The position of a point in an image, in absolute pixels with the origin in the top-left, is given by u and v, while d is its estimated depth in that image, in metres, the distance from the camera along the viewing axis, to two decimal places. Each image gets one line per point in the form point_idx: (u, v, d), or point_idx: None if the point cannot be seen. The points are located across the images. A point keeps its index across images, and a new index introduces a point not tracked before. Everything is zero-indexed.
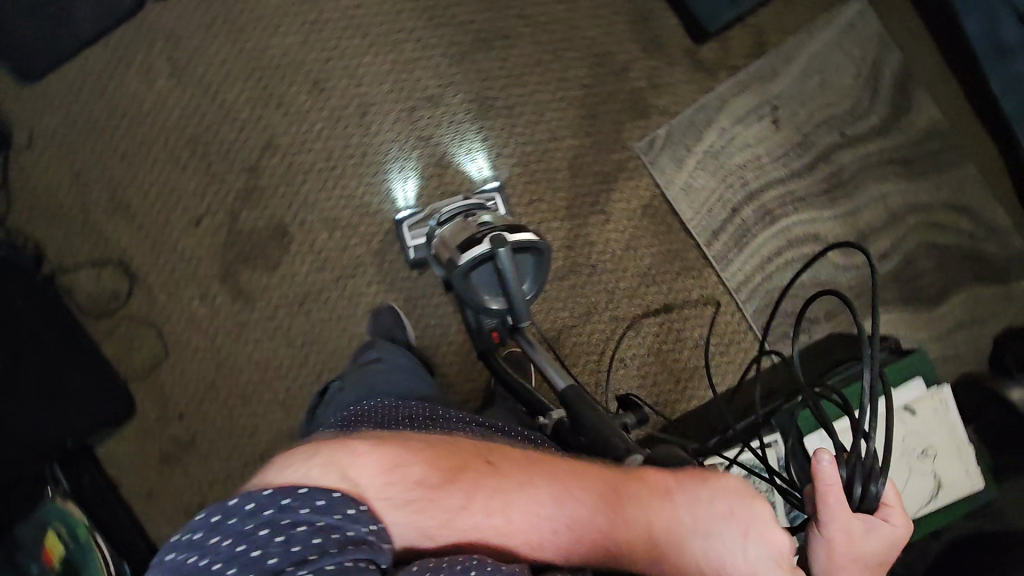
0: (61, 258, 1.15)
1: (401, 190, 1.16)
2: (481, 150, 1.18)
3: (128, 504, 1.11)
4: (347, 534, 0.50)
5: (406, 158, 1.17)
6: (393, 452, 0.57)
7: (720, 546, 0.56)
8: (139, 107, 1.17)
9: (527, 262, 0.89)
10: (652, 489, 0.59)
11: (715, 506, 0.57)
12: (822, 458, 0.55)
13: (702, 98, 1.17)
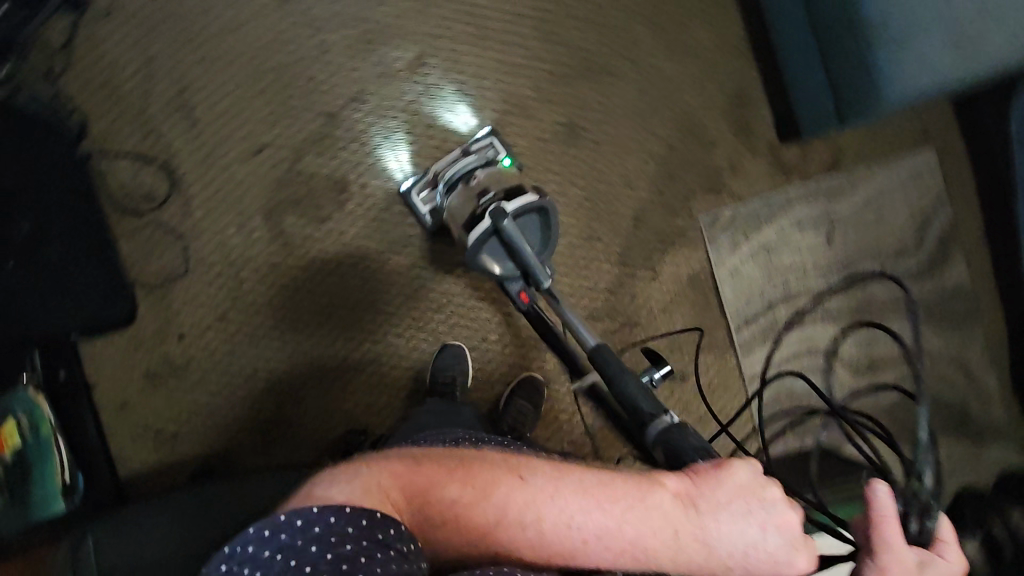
0: (104, 140, 1.08)
1: (393, 162, 1.13)
2: (460, 99, 1.15)
3: (98, 410, 1.05)
4: (391, 553, 0.46)
5: (387, 129, 1.14)
6: (426, 470, 0.54)
7: (739, 540, 0.56)
8: (232, 15, 1.11)
9: (533, 222, 0.91)
10: (675, 493, 0.56)
11: (730, 504, 0.57)
12: (880, 487, 0.58)
13: (773, 194, 1.22)
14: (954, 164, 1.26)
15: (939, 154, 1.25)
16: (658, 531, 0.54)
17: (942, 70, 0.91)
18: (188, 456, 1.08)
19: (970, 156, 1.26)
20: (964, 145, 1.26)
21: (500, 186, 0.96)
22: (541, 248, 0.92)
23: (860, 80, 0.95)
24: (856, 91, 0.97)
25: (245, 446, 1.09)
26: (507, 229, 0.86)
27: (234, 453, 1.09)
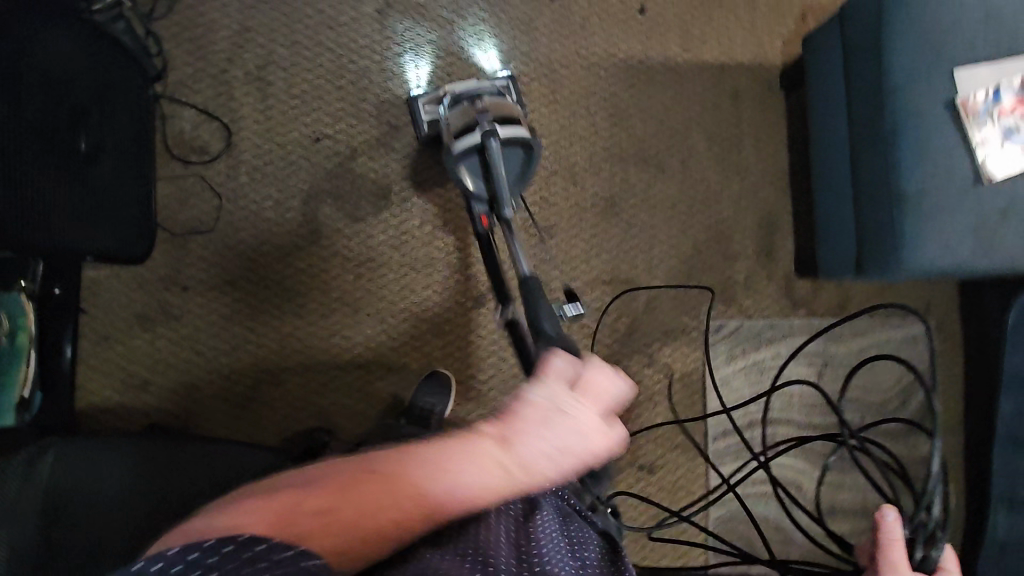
0: (178, 87, 1.11)
1: (412, 72, 1.17)
2: (489, 38, 1.21)
3: (81, 336, 1.05)
4: (263, 564, 0.41)
5: (412, 37, 1.18)
6: (274, 497, 0.48)
7: (568, 439, 0.57)
8: (333, 12, 1.16)
9: (515, 155, 0.97)
10: (496, 428, 0.56)
11: (542, 412, 0.57)
12: (890, 513, 0.77)
13: (779, 320, 1.27)
14: (949, 340, 1.32)
15: (936, 328, 1.31)
16: (497, 475, 0.54)
17: (965, 255, 0.96)
18: (150, 408, 1.06)
19: (965, 339, 1.31)
20: (962, 326, 1.32)
21: (501, 109, 0.98)
22: (514, 181, 0.99)
23: (885, 243, 1.00)
24: (878, 253, 1.01)
25: (210, 415, 1.07)
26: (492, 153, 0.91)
27: (196, 418, 1.07)
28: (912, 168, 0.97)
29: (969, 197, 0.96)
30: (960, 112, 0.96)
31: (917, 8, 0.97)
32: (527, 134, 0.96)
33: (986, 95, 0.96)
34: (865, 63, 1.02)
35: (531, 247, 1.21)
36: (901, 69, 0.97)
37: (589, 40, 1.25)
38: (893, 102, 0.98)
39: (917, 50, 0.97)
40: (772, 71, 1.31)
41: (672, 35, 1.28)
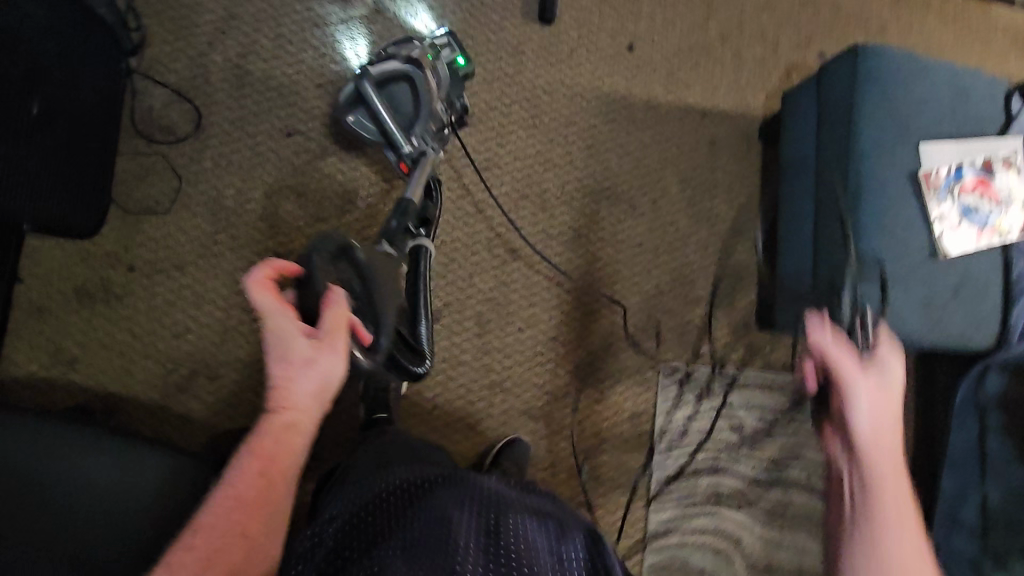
0: (153, 64, 1.10)
1: (352, 53, 1.16)
2: (422, 6, 1.19)
3: (13, 305, 1.01)
4: None
5: (344, 14, 1.16)
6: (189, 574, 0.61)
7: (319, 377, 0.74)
8: (321, 10, 1.15)
9: (402, 91, 1.03)
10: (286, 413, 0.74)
11: (304, 382, 0.73)
12: (824, 335, 0.81)
13: (735, 369, 1.26)
14: (900, 409, 1.31)
15: None
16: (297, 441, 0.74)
17: (910, 327, 0.97)
18: (76, 387, 1.01)
19: (916, 411, 1.31)
20: (915, 397, 1.31)
21: (395, 51, 1.05)
22: (410, 119, 1.04)
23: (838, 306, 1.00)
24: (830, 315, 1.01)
25: (137, 400, 1.03)
26: (365, 98, 1.00)
27: (122, 403, 1.02)
28: (870, 235, 0.97)
29: (921, 269, 0.97)
30: (922, 185, 0.98)
31: (887, 82, 1.00)
32: (401, 64, 1.01)
33: (947, 173, 0.99)
34: (835, 127, 1.04)
35: (493, 268, 1.19)
36: (867, 138, 0.99)
37: (576, 71, 1.26)
38: (857, 167, 0.99)
39: (884, 122, 0.99)
40: (752, 125, 1.33)
41: (658, 76, 1.30)
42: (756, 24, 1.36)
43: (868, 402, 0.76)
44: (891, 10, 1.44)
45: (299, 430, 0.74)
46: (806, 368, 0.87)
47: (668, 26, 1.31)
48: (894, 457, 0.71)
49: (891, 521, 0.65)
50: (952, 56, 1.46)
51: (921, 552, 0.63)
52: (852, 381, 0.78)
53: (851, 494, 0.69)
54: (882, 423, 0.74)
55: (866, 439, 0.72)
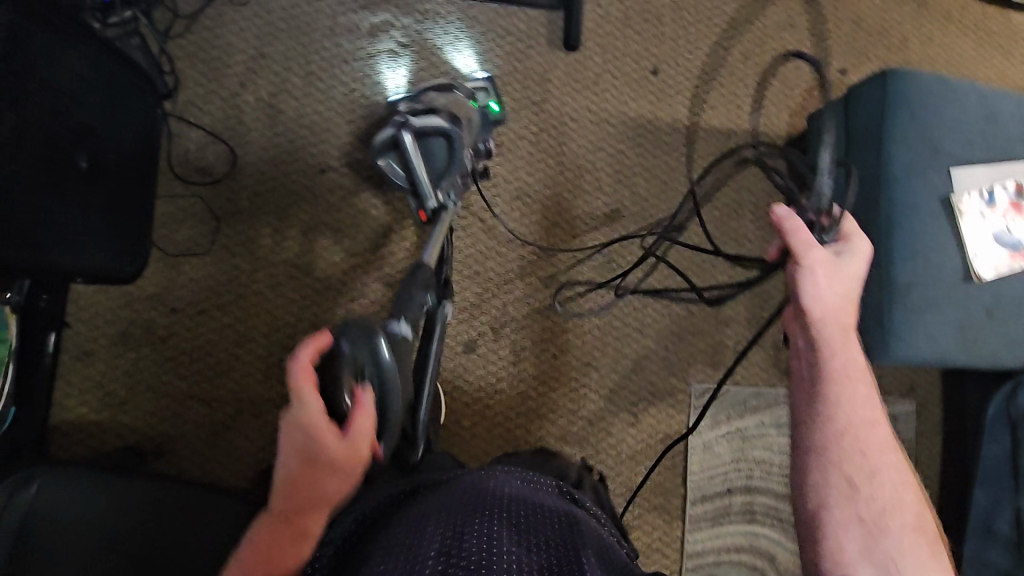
0: (188, 107, 1.11)
1: (391, 80, 1.17)
2: (462, 37, 1.21)
3: (62, 350, 1.03)
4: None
5: (373, 51, 1.17)
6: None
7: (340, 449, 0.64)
8: (350, 47, 1.17)
9: (438, 144, 0.96)
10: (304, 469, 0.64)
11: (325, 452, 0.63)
12: (782, 207, 0.85)
13: (765, 388, 1.27)
14: (929, 421, 1.33)
15: (918, 409, 1.32)
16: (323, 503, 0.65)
17: (947, 349, 0.98)
18: (125, 429, 1.03)
19: (945, 422, 1.33)
20: (944, 410, 1.33)
21: (435, 103, 1.01)
22: (442, 172, 0.98)
23: (873, 330, 1.01)
24: (863, 338, 1.02)
25: (183, 440, 1.05)
26: (404, 148, 0.93)
27: (170, 443, 1.05)
28: (904, 260, 0.98)
29: (955, 292, 0.99)
30: (955, 209, 0.99)
31: (918, 106, 1.00)
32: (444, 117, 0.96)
33: (979, 195, 1.00)
34: (865, 151, 1.04)
35: (525, 295, 1.20)
36: (899, 162, 1.00)
37: (601, 96, 1.27)
38: (889, 192, 1.00)
39: (916, 146, 1.00)
40: (776, 143, 1.34)
41: (682, 98, 1.30)
42: (778, 41, 1.37)
43: (818, 283, 0.81)
44: (912, 22, 1.44)
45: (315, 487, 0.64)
46: (772, 255, 0.90)
47: (690, 48, 1.32)
48: (840, 328, 0.81)
49: (845, 391, 0.78)
50: (973, 66, 1.46)
51: (872, 408, 0.78)
52: (808, 262, 0.82)
53: (810, 375, 0.80)
54: (828, 300, 0.82)
55: (821, 317, 0.81)
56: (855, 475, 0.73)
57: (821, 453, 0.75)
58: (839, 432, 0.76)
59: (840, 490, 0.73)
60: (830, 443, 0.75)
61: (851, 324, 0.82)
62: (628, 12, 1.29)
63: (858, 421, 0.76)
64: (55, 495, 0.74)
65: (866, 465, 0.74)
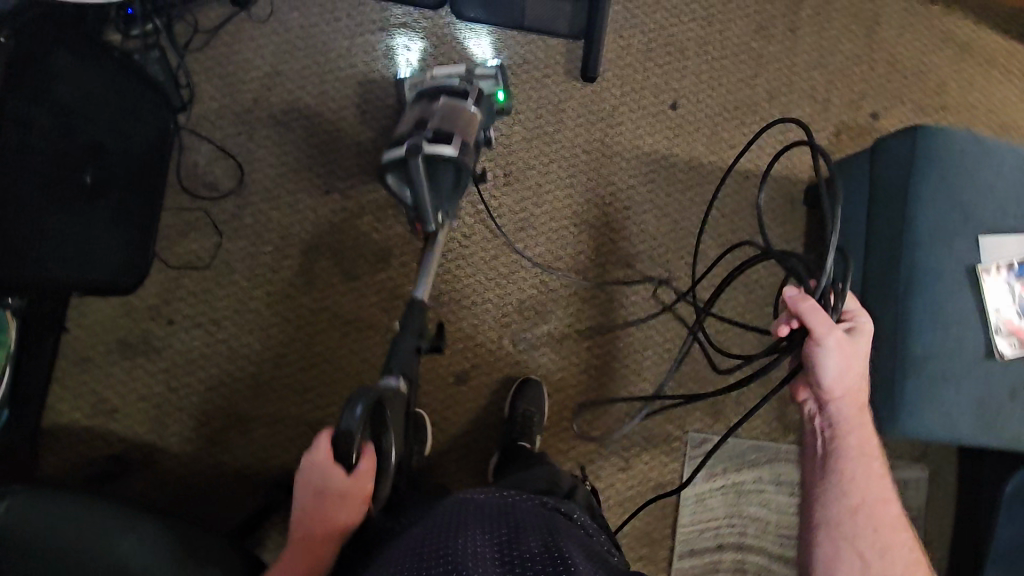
0: (201, 120, 1.12)
1: (403, 55, 1.17)
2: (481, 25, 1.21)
3: (60, 354, 1.04)
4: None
5: (387, 74, 1.16)
6: None
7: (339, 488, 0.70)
8: (365, 69, 1.16)
9: (446, 174, 0.92)
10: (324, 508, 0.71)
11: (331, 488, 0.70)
12: (789, 293, 0.74)
13: (766, 442, 1.22)
14: (941, 489, 1.26)
15: (929, 475, 1.26)
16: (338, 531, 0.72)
17: (963, 427, 0.93)
18: (115, 438, 1.05)
19: (958, 491, 1.26)
20: (957, 478, 1.26)
21: (447, 119, 0.93)
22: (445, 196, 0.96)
23: (882, 400, 0.96)
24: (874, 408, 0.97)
25: (170, 452, 1.06)
26: (414, 175, 0.88)
27: (157, 455, 1.05)
28: (921, 329, 0.93)
29: (975, 369, 0.93)
30: (982, 279, 0.94)
31: (949, 168, 0.94)
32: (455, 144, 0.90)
33: (1009, 267, 0.94)
34: (889, 210, 0.99)
35: (522, 329, 1.18)
36: (923, 226, 0.94)
37: (616, 129, 1.24)
38: (910, 257, 0.94)
39: (943, 210, 0.94)
40: (796, 187, 1.28)
41: (701, 136, 1.26)
42: (806, 81, 1.31)
43: (843, 365, 0.76)
44: (952, 66, 1.37)
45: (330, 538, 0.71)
46: (781, 334, 0.77)
47: (713, 84, 1.28)
48: (856, 406, 0.79)
49: (861, 469, 0.76)
50: (1015, 115, 1.39)
51: (884, 486, 0.76)
52: (827, 347, 0.74)
53: (824, 451, 0.78)
54: (848, 380, 0.78)
55: (839, 397, 0.78)
56: (871, 552, 0.71)
57: (834, 527, 0.73)
58: (852, 508, 0.74)
59: (851, 567, 0.70)
60: (845, 518, 0.74)
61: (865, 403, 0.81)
62: (650, 43, 1.26)
63: (871, 497, 0.75)
64: (17, 519, 0.65)
65: (881, 545, 0.72)
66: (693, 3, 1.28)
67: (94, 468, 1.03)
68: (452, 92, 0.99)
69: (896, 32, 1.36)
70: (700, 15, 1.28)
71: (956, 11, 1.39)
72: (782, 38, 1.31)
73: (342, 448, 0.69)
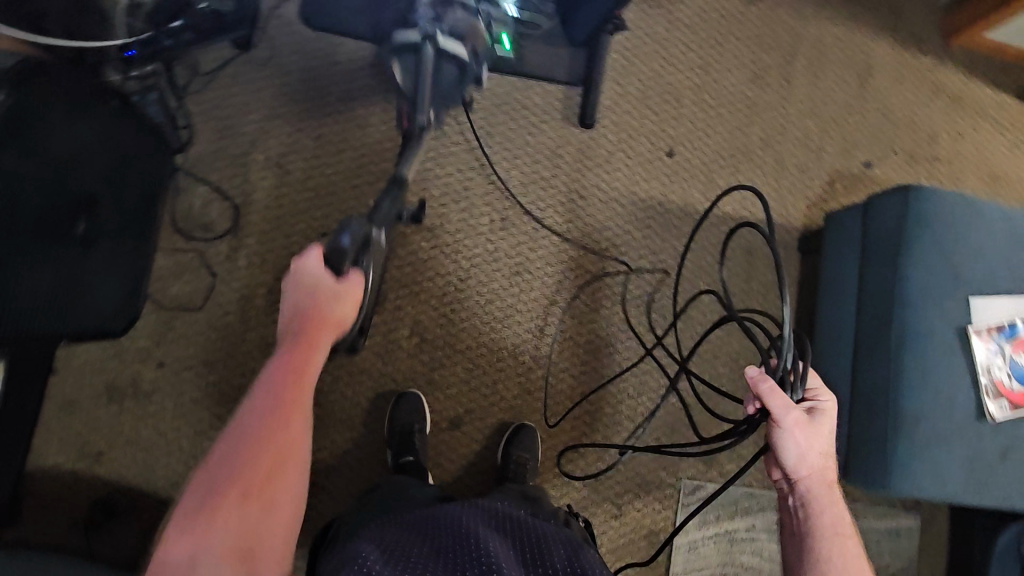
0: (198, 162, 1.12)
1: None
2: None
3: (47, 398, 1.03)
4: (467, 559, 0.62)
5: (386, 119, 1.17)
6: (223, 532, 0.55)
7: (325, 292, 0.71)
8: (365, 112, 1.16)
9: (449, 73, 0.80)
10: (304, 342, 0.69)
11: (320, 292, 0.72)
12: (751, 369, 0.75)
13: (759, 489, 1.22)
14: (932, 538, 1.25)
15: (921, 523, 1.26)
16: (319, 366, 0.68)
17: (956, 488, 0.94)
18: (100, 483, 1.03)
19: (950, 539, 1.25)
20: (948, 527, 1.26)
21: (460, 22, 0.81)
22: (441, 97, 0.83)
23: (874, 460, 0.97)
24: (864, 466, 0.98)
25: (157, 498, 1.04)
26: (421, 61, 0.76)
27: (142, 501, 1.04)
28: (913, 390, 0.95)
29: (967, 431, 0.95)
30: (973, 339, 0.96)
31: (939, 229, 0.97)
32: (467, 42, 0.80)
33: (999, 330, 0.97)
34: (880, 268, 1.01)
35: (517, 374, 1.18)
36: (916, 286, 0.96)
37: (613, 175, 1.25)
38: (903, 316, 0.96)
39: (935, 271, 0.96)
40: (790, 235, 1.30)
41: (696, 182, 1.28)
42: (800, 130, 1.33)
43: (799, 443, 0.75)
44: (943, 116, 1.40)
45: (322, 341, 0.70)
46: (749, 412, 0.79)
47: (708, 132, 1.29)
48: (825, 484, 0.77)
49: (836, 549, 0.72)
50: (1005, 166, 1.41)
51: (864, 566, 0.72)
52: (786, 424, 0.74)
53: (799, 531, 0.75)
54: (810, 458, 0.76)
55: (803, 475, 0.76)
56: None
57: None
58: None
59: None
60: None
61: (833, 481, 0.78)
62: (647, 91, 1.27)
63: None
64: None
65: None
66: (690, 51, 1.30)
67: (76, 514, 1.02)
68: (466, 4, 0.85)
69: (888, 82, 1.38)
70: (696, 64, 1.30)
71: (947, 62, 1.41)
72: (778, 87, 1.33)
73: (336, 258, 0.72)
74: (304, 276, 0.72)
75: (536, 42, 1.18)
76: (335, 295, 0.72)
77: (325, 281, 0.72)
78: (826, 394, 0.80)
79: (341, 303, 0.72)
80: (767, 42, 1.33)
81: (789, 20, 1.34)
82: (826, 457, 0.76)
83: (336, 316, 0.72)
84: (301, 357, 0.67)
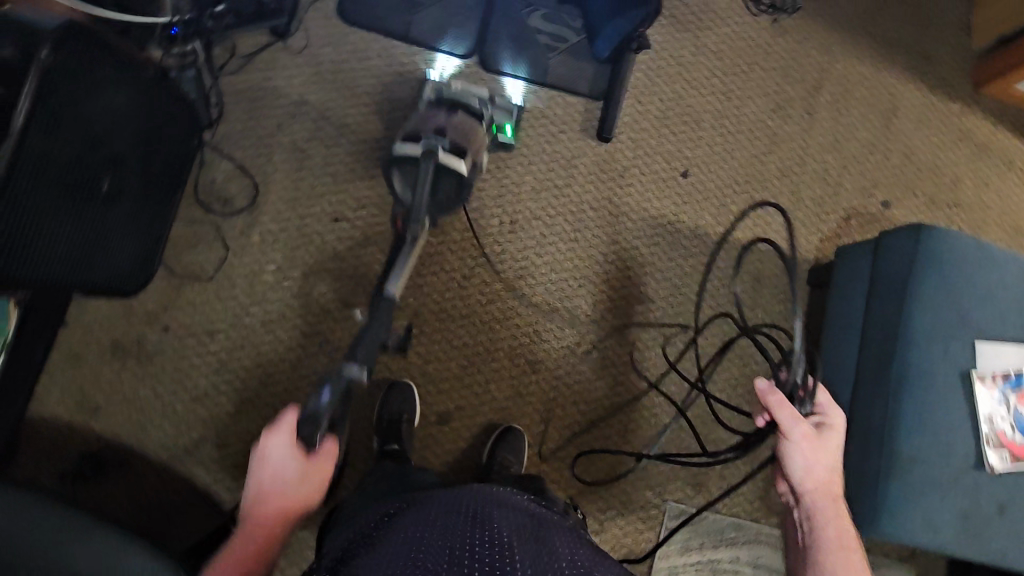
0: (225, 139, 1.16)
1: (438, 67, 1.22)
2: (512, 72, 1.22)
3: (54, 349, 1.07)
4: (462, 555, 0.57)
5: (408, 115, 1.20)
6: None
7: (296, 464, 0.71)
8: (389, 106, 1.20)
9: (448, 185, 0.91)
10: (269, 517, 0.69)
11: (293, 464, 0.71)
12: (761, 380, 0.78)
13: (746, 521, 1.19)
14: None
15: None
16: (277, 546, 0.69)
17: (948, 536, 0.91)
18: (93, 437, 1.06)
19: None
20: None
21: (460, 133, 0.94)
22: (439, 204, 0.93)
23: (865, 498, 0.94)
24: (855, 503, 0.95)
25: (145, 458, 1.06)
26: (420, 173, 0.86)
27: (131, 459, 1.06)
28: (910, 430, 0.92)
29: (964, 478, 0.92)
30: (976, 385, 0.94)
31: (950, 270, 0.95)
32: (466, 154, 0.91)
33: (1004, 378, 0.94)
34: (885, 303, 0.99)
35: (510, 377, 1.18)
36: (921, 324, 0.94)
37: (626, 190, 1.26)
38: (905, 354, 0.94)
39: (942, 312, 0.94)
40: (800, 266, 1.29)
41: (708, 205, 1.28)
42: (819, 163, 1.33)
43: (806, 456, 0.76)
44: (968, 164, 1.38)
45: (287, 519, 0.70)
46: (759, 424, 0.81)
47: (725, 157, 1.30)
48: (831, 499, 0.77)
49: (841, 563, 0.72)
50: None
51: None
52: (794, 436, 0.76)
53: (804, 543, 0.75)
54: (817, 472, 0.77)
55: (809, 489, 0.77)
56: None
57: None
58: None
59: None
60: None
61: (840, 497, 0.79)
62: (668, 111, 1.29)
63: None
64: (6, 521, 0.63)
65: None
66: (714, 77, 1.31)
67: (67, 465, 1.04)
68: (469, 110, 1.03)
69: (914, 124, 1.37)
70: (719, 90, 1.31)
71: (976, 110, 1.40)
72: (799, 120, 1.33)
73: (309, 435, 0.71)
74: (276, 445, 0.71)
75: (563, 55, 1.25)
76: (307, 469, 0.71)
77: (296, 457, 0.71)
78: (836, 411, 0.81)
79: (309, 483, 0.71)
80: (793, 75, 1.34)
81: (816, 55, 1.35)
82: (833, 473, 0.77)
83: (302, 496, 0.71)
84: (260, 541, 0.68)
